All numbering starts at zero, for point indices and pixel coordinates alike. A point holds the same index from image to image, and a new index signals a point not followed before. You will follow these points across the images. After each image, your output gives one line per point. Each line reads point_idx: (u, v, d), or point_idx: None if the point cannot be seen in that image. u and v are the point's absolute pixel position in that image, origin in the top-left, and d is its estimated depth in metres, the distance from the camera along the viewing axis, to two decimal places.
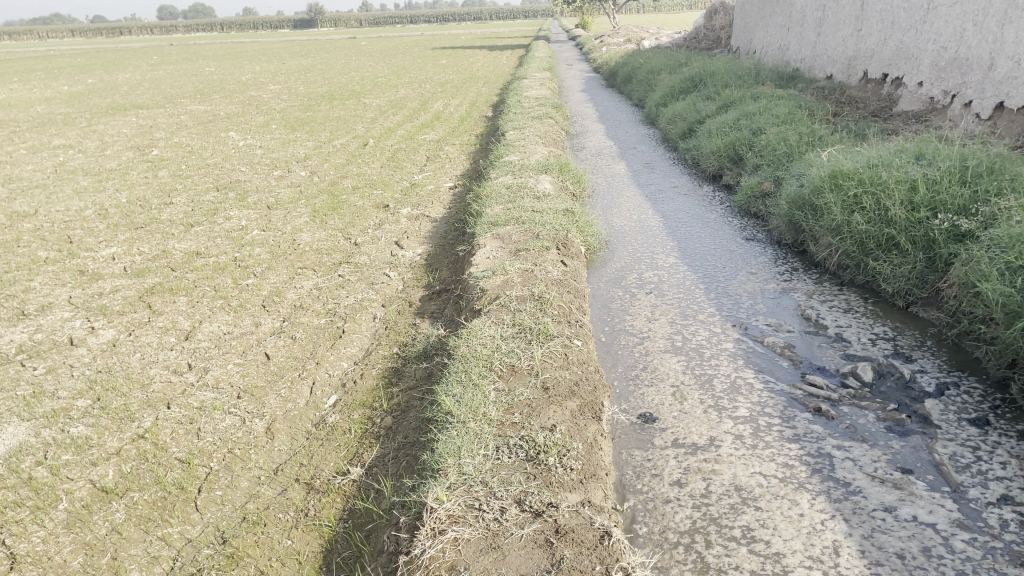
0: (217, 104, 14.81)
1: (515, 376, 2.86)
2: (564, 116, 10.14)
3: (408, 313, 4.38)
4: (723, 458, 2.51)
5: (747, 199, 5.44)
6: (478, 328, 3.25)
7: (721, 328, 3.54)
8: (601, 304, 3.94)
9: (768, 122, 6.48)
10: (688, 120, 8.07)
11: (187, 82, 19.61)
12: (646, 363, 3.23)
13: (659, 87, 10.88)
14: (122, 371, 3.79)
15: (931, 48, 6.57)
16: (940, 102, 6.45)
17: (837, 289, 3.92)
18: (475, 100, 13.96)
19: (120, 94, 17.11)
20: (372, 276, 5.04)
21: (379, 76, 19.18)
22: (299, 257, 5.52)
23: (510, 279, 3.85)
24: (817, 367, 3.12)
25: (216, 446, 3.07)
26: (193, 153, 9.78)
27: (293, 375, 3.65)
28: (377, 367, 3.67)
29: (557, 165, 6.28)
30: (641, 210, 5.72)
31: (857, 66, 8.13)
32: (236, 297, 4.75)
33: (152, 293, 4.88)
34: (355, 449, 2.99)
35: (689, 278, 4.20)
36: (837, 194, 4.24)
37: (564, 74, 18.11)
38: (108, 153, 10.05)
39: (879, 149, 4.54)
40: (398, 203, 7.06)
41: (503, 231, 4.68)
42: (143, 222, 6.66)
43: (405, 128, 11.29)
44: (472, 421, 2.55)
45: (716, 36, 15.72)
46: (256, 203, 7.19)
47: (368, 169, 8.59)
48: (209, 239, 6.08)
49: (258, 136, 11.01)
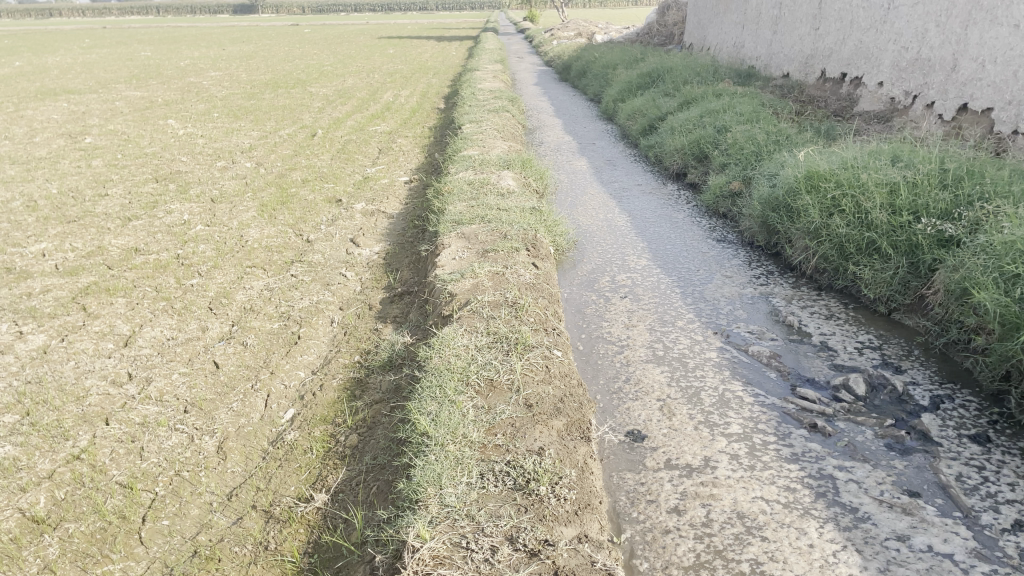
0: (155, 90, 14.23)
1: (494, 392, 2.65)
2: (519, 109, 9.94)
3: (369, 317, 4.13)
4: (721, 482, 2.34)
5: (715, 198, 5.32)
6: (450, 337, 3.02)
7: (702, 336, 3.39)
8: (575, 309, 3.75)
9: (732, 120, 6.39)
10: (648, 117, 7.95)
11: (122, 66, 18.80)
12: (628, 374, 3.05)
13: (616, 82, 10.74)
14: (54, 381, 3.46)
15: (892, 49, 6.55)
16: (901, 102, 6.43)
17: (815, 295, 3.82)
18: (426, 91, 13.67)
19: (49, 77, 16.37)
20: (328, 277, 4.76)
21: (325, 64, 18.73)
22: (248, 255, 5.20)
23: (480, 283, 3.64)
24: (807, 378, 2.98)
25: (161, 469, 2.78)
26: (129, 141, 9.29)
27: (246, 387, 3.37)
28: (338, 378, 3.41)
29: (519, 161, 6.08)
30: (606, 208, 5.56)
31: (814, 64, 8.11)
32: (180, 298, 4.42)
33: (87, 294, 4.52)
34: (317, 472, 2.74)
35: (663, 282, 4.05)
36: (813, 196, 4.13)
37: (515, 66, 17.89)
38: (37, 140, 9.49)
39: (854, 150, 4.45)
40: (351, 197, 6.77)
41: (468, 230, 4.45)
42: (76, 215, 6.24)
43: (355, 118, 10.95)
44: (451, 444, 2.33)
45: (668, 32, 15.71)
46: (199, 196, 6.81)
47: (318, 160, 8.26)
48: (149, 234, 5.70)
49: (199, 123, 10.54)
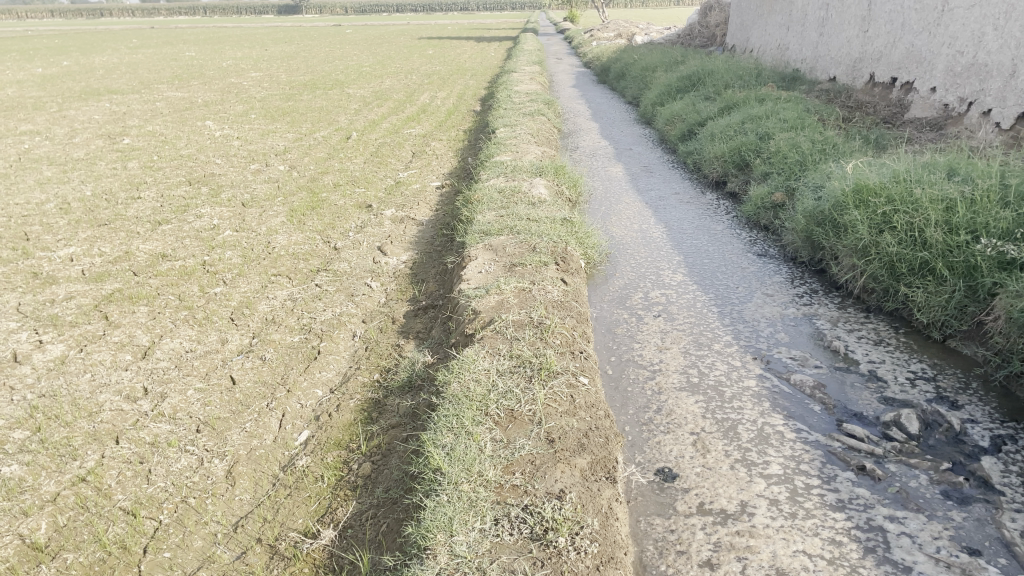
0: (195, 90, 14.33)
1: (515, 423, 2.48)
2: (556, 112, 9.76)
3: (392, 332, 3.98)
4: (758, 532, 2.14)
5: (756, 209, 5.09)
6: (471, 360, 2.87)
7: (740, 361, 3.18)
8: (605, 329, 3.57)
9: (775, 126, 6.15)
10: (688, 122, 7.72)
11: (165, 66, 19.03)
12: (659, 404, 2.86)
13: (654, 85, 10.51)
14: (68, 395, 3.37)
15: (946, 53, 6.24)
16: (955, 109, 6.12)
17: (862, 317, 3.58)
18: (463, 93, 13.56)
19: (94, 77, 16.62)
20: (352, 287, 4.64)
21: (364, 65, 18.76)
22: (274, 263, 5.10)
23: (506, 300, 3.48)
24: (854, 413, 2.76)
25: (167, 495, 2.67)
26: (166, 143, 9.31)
27: (260, 406, 3.25)
28: (355, 398, 3.27)
29: (552, 168, 5.90)
30: (641, 218, 5.36)
31: (862, 68, 7.81)
32: (202, 308, 4.33)
33: (110, 302, 4.46)
34: (327, 503, 2.60)
35: (700, 300, 3.85)
36: (862, 211, 3.89)
37: (553, 68, 17.70)
38: (76, 141, 9.55)
39: (906, 162, 4.19)
40: (381, 203, 6.66)
41: (496, 241, 4.29)
42: (107, 219, 6.22)
43: (390, 120, 10.87)
44: (465, 483, 2.18)
45: (710, 33, 15.40)
46: (230, 200, 6.75)
47: (350, 164, 8.17)
48: (176, 240, 5.64)
49: (236, 125, 10.55)
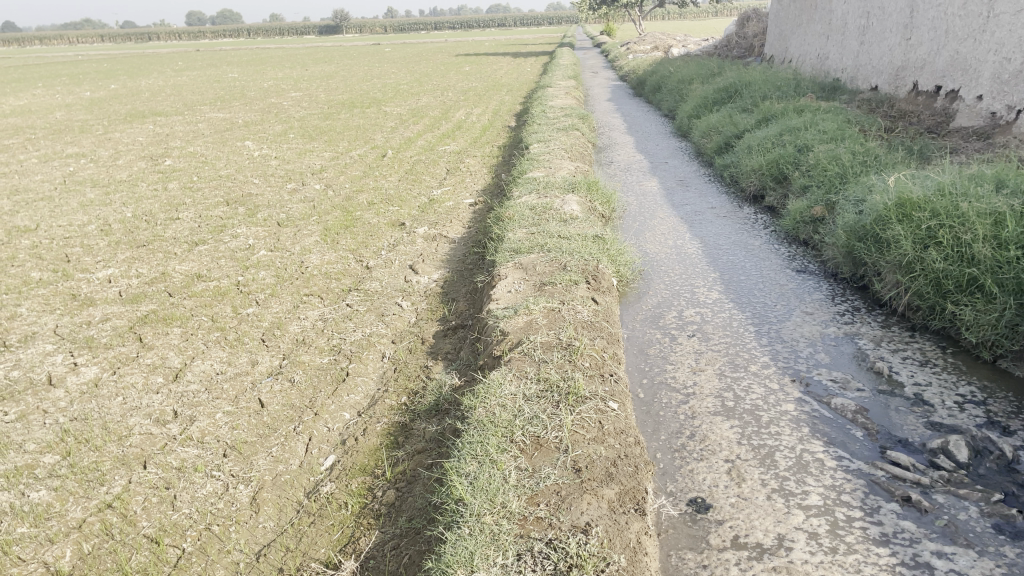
0: (237, 111, 14.58)
1: (540, 451, 2.41)
2: (590, 126, 9.69)
3: (421, 352, 3.94)
4: (796, 569, 2.03)
5: (795, 223, 4.95)
6: (497, 384, 2.80)
7: (778, 384, 3.06)
8: (637, 350, 3.48)
9: (815, 138, 6.00)
10: (724, 135, 7.59)
11: (209, 88, 19.43)
12: (693, 430, 2.76)
13: (691, 98, 10.38)
14: (99, 419, 3.38)
15: (993, 60, 6.05)
16: (1003, 118, 5.92)
17: (907, 337, 3.44)
18: (499, 109, 13.56)
19: (140, 100, 17.03)
20: (383, 307, 4.61)
21: (401, 83, 18.92)
22: (306, 283, 5.10)
23: (535, 320, 3.42)
24: (898, 440, 2.63)
25: (192, 522, 2.64)
26: (206, 164, 9.45)
27: (287, 430, 3.22)
28: (382, 422, 3.22)
29: (585, 184, 5.83)
30: (676, 234, 5.25)
31: (905, 77, 7.61)
32: (234, 329, 4.34)
33: (145, 323, 4.49)
34: (350, 532, 2.55)
35: (736, 319, 3.73)
36: (905, 225, 3.74)
37: (589, 82, 17.68)
38: (120, 163, 9.75)
39: (951, 174, 4.03)
40: (414, 221, 6.65)
41: (526, 260, 4.23)
42: (145, 240, 6.30)
43: (425, 138, 10.92)
44: (488, 515, 2.11)
45: (748, 44, 15.21)
46: (266, 219, 6.81)
47: (385, 182, 8.19)
48: (212, 260, 5.69)
49: (274, 145, 10.68)
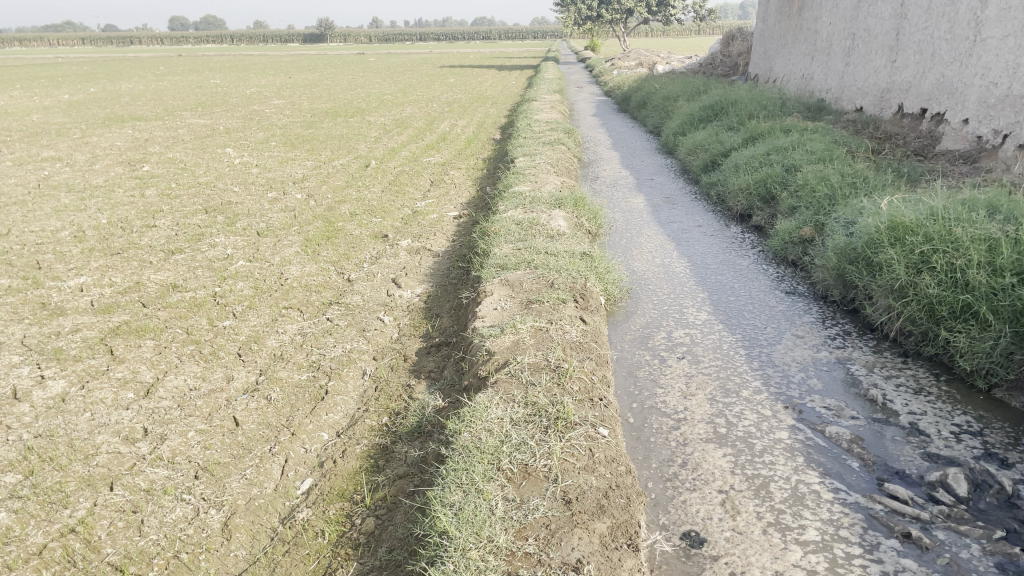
0: (218, 117, 14.41)
1: (529, 480, 2.31)
2: (576, 141, 9.65)
3: (403, 370, 3.83)
4: None
5: (783, 243, 4.90)
6: (484, 408, 2.71)
7: (771, 411, 2.98)
8: (626, 371, 3.40)
9: (802, 158, 5.98)
10: (711, 152, 7.57)
11: (191, 93, 19.22)
12: (684, 458, 2.68)
13: (677, 114, 10.37)
14: (65, 436, 3.24)
15: (979, 84, 6.06)
16: (989, 141, 5.93)
17: (900, 363, 3.38)
18: (483, 121, 13.50)
19: (120, 104, 16.83)
20: (364, 321, 4.50)
21: (385, 93, 18.82)
22: (285, 295, 4.97)
23: (522, 340, 3.32)
24: (895, 472, 2.56)
25: (159, 549, 2.51)
26: (186, 170, 9.29)
27: (263, 450, 3.09)
28: (362, 444, 3.11)
29: (571, 200, 5.76)
30: (663, 252, 5.19)
31: (890, 98, 7.63)
32: (209, 342, 4.20)
33: (116, 335, 4.34)
34: (327, 563, 2.43)
35: (726, 341, 3.66)
36: (898, 249, 3.69)
37: (575, 96, 17.68)
38: (96, 168, 9.56)
39: (943, 198, 4.00)
40: (398, 233, 6.54)
41: (513, 276, 4.14)
42: (120, 247, 6.14)
43: (409, 148, 10.82)
44: (474, 549, 2.00)
45: (733, 62, 15.29)
46: (245, 228, 6.67)
47: (368, 192, 8.08)
48: (188, 270, 5.54)
49: (255, 152, 10.53)
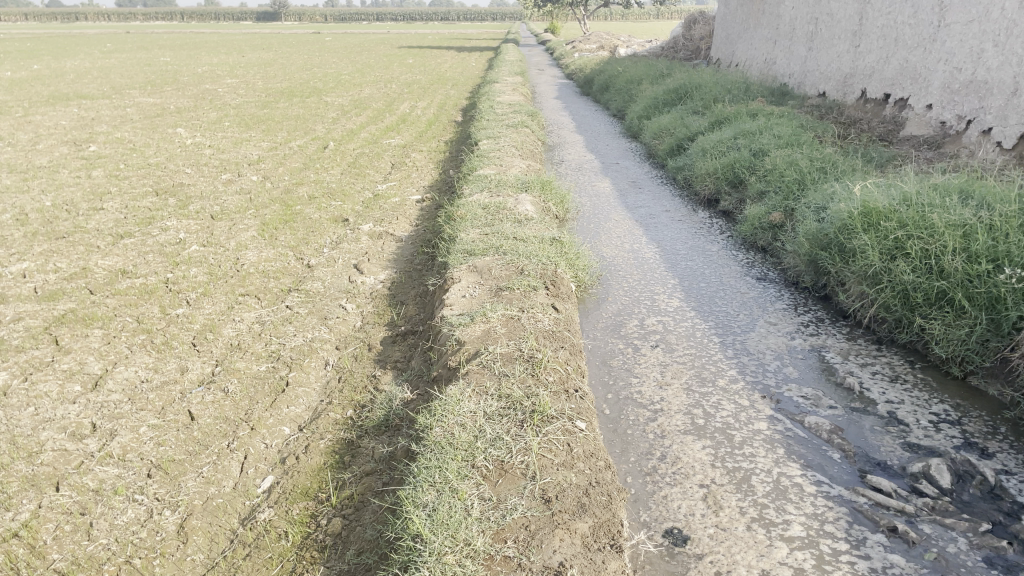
0: (169, 96, 13.96)
1: (505, 478, 2.20)
2: (539, 123, 9.52)
3: (368, 360, 3.69)
4: None
5: (753, 228, 4.86)
6: (456, 401, 2.59)
7: (748, 401, 2.92)
8: (600, 360, 3.31)
9: (769, 143, 5.95)
10: (676, 137, 7.51)
11: (139, 71, 18.62)
12: (663, 451, 2.60)
13: (640, 98, 10.31)
14: (5, 433, 3.03)
15: (942, 69, 6.08)
16: (953, 127, 5.96)
17: (874, 350, 3.35)
18: (444, 103, 13.29)
19: (64, 82, 16.21)
20: (326, 309, 4.33)
21: (343, 73, 18.46)
22: (242, 282, 4.78)
23: (493, 329, 3.21)
24: (877, 463, 2.52)
25: (109, 555, 2.36)
26: (135, 151, 8.94)
27: (220, 446, 2.93)
28: (326, 438, 2.97)
29: (538, 184, 5.64)
30: (631, 237, 5.10)
31: (853, 84, 7.64)
32: (162, 332, 4.00)
33: (62, 324, 4.11)
34: (291, 567, 2.30)
35: (699, 328, 3.59)
36: (872, 235, 3.66)
37: (536, 79, 17.52)
38: (40, 148, 9.16)
39: (915, 184, 3.98)
40: (359, 217, 6.36)
41: (481, 262, 4.02)
42: (66, 231, 5.86)
43: (369, 130, 10.58)
44: (450, 554, 1.89)
45: (694, 47, 15.29)
46: (198, 211, 6.42)
47: (327, 175, 7.86)
48: (139, 255, 5.30)
49: (208, 133, 10.20)
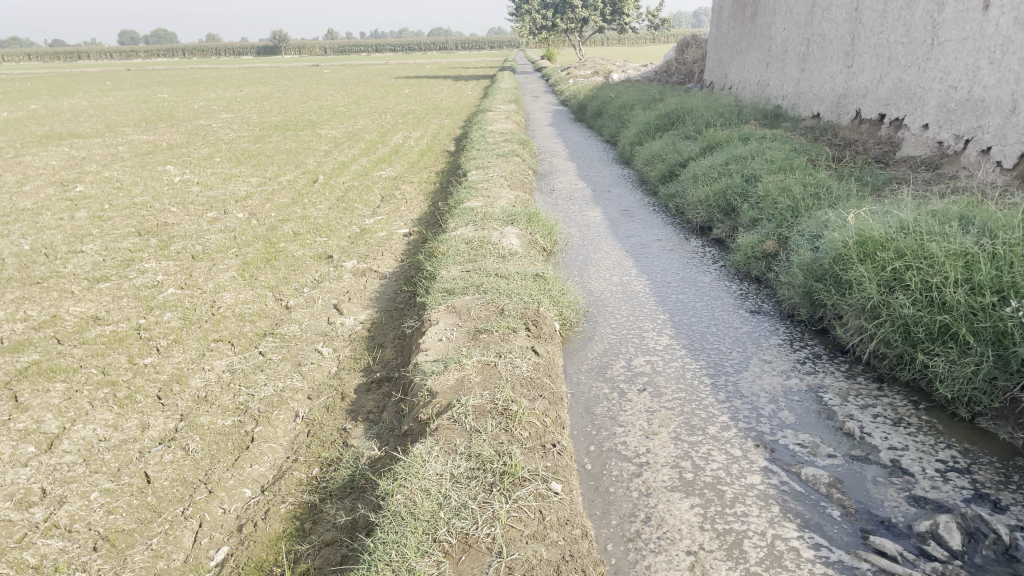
0: (162, 133, 13.88)
1: (469, 554, 2.00)
2: (530, 152, 9.39)
3: (340, 412, 3.49)
4: None
5: (746, 258, 4.68)
6: (421, 462, 2.39)
7: (741, 451, 2.71)
8: (583, 408, 3.10)
9: (762, 168, 5.79)
10: (668, 163, 7.36)
11: (135, 108, 18.60)
12: (648, 512, 2.39)
13: (633, 123, 10.19)
14: None
15: (937, 88, 5.92)
16: (950, 147, 5.80)
17: (876, 390, 3.14)
18: (437, 133, 13.18)
19: (60, 121, 16.16)
20: (301, 354, 4.14)
21: (338, 106, 18.42)
22: (216, 326, 4.59)
23: (467, 378, 3.01)
24: (880, 521, 2.30)
25: None
26: (121, 190, 8.80)
27: (174, 513, 2.73)
28: (287, 502, 2.78)
29: (524, 216, 5.47)
30: (621, 269, 4.92)
31: (848, 104, 7.49)
32: (127, 384, 3.80)
33: (23, 378, 3.93)
34: None
35: (689, 369, 3.38)
36: (868, 265, 3.46)
37: (532, 106, 17.47)
38: (26, 189, 9.03)
39: (912, 210, 3.79)
40: (343, 253, 6.19)
41: (460, 303, 3.83)
42: (41, 276, 5.69)
43: (359, 162, 10.45)
44: None
45: (688, 70, 15.21)
46: (178, 252, 6.26)
47: (314, 210, 7.70)
48: (112, 299, 5.13)
49: (198, 169, 10.07)
